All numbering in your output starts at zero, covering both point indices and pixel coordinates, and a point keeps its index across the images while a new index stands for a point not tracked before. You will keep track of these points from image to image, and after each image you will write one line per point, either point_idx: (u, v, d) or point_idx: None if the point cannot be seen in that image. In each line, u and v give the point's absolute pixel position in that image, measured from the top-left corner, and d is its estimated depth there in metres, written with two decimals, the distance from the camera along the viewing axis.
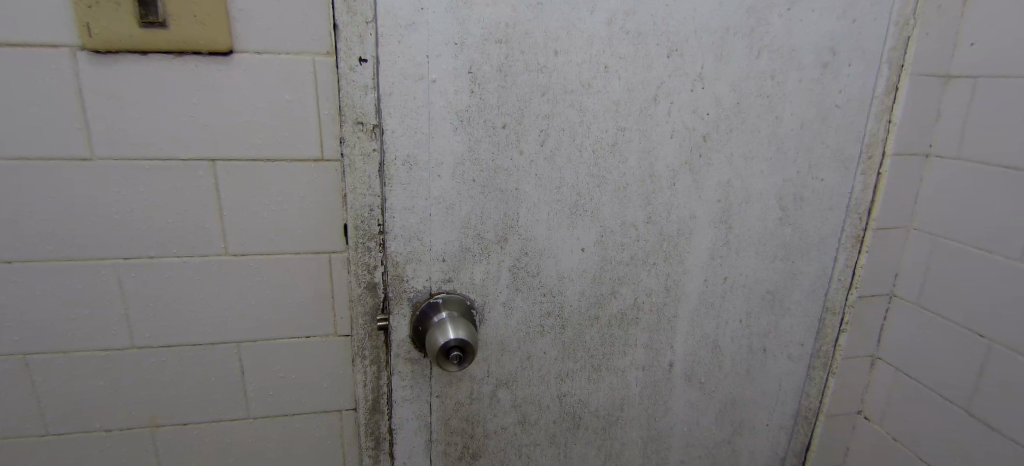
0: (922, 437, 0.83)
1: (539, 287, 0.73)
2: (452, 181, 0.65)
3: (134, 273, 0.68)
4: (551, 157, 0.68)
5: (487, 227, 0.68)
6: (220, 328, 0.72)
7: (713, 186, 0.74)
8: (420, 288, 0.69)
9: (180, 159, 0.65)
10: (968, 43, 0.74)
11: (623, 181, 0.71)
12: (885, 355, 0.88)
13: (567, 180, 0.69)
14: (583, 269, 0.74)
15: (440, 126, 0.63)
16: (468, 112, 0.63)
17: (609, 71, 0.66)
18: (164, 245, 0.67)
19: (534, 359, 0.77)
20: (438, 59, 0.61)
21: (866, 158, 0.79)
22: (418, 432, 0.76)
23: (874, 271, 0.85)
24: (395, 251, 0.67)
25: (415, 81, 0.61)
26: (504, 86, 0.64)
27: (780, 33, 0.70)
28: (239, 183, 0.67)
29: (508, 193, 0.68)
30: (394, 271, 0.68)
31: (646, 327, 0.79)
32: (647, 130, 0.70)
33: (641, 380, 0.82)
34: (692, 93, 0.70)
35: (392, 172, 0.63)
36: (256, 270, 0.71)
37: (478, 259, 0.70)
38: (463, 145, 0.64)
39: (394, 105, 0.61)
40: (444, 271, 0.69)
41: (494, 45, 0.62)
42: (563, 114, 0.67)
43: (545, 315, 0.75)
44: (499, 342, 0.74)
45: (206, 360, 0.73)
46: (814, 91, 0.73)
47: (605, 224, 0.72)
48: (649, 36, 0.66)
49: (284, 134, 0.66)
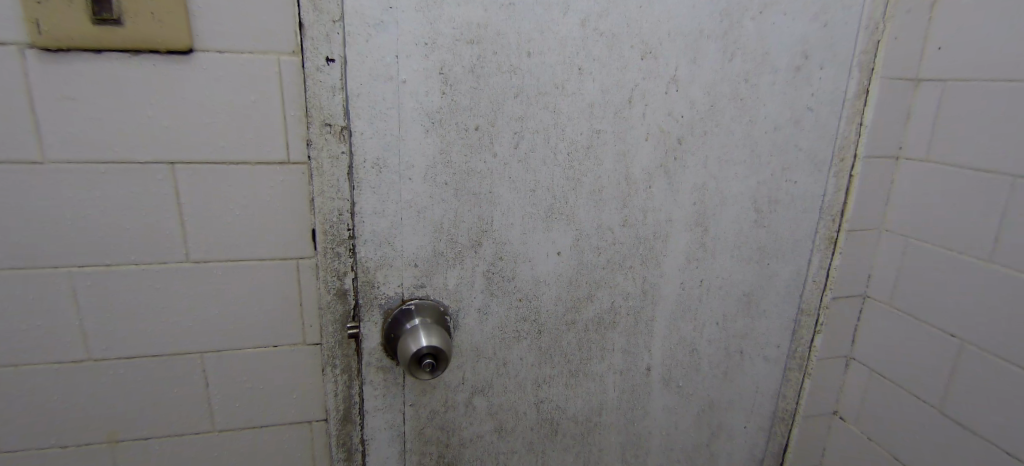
0: (899, 437, 0.83)
1: (515, 292, 0.72)
2: (424, 184, 0.64)
3: (89, 282, 0.65)
4: (526, 159, 0.67)
5: (461, 231, 0.67)
6: (184, 338, 0.69)
7: (688, 189, 0.74)
8: (392, 295, 0.67)
9: (137, 161, 0.62)
10: (937, 47, 0.75)
11: (598, 184, 0.70)
12: (860, 355, 0.89)
13: (541, 183, 0.68)
14: (559, 273, 0.73)
15: (410, 129, 0.61)
16: (440, 114, 0.62)
17: (583, 73, 0.66)
18: (122, 252, 0.64)
19: (511, 365, 0.75)
20: (408, 59, 0.59)
21: (839, 161, 0.80)
22: (391, 442, 0.74)
23: (847, 272, 0.85)
24: (366, 257, 0.65)
25: (385, 81, 0.59)
26: (476, 87, 0.63)
27: (754, 36, 0.70)
28: (201, 187, 0.64)
29: (481, 196, 0.66)
30: (364, 278, 0.66)
31: (624, 330, 0.79)
32: (623, 133, 0.69)
33: (619, 384, 0.82)
34: (667, 96, 0.69)
35: (362, 175, 0.62)
36: (220, 278, 0.68)
37: (452, 264, 0.68)
38: (435, 147, 0.63)
39: (363, 106, 0.59)
40: (417, 277, 0.68)
41: (466, 46, 0.61)
42: (537, 116, 0.66)
43: (521, 321, 0.73)
44: (474, 348, 0.73)
45: (168, 372, 0.70)
46: (788, 93, 0.74)
47: (581, 227, 0.72)
48: (624, 38, 0.66)
49: (248, 136, 0.64)
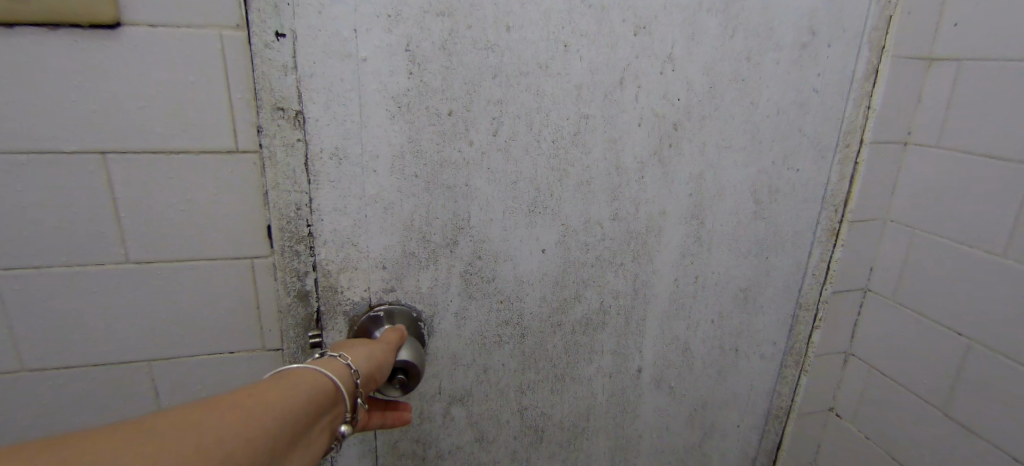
0: (897, 440, 0.79)
1: (496, 294, 0.65)
2: (390, 177, 0.56)
3: (5, 296, 0.54)
4: (506, 148, 0.60)
5: (434, 229, 0.60)
6: (126, 354, 0.59)
7: (684, 178, 0.70)
8: (358, 300, 0.61)
9: (56, 154, 0.51)
10: (951, 23, 0.67)
11: (586, 175, 0.65)
12: (859, 352, 0.83)
13: (523, 173, 0.62)
14: (543, 273, 0.67)
15: (373, 114, 0.54)
16: (407, 97, 0.54)
17: (570, 51, 0.59)
18: (44, 258, 0.54)
19: (491, 373, 0.69)
20: (368, 34, 0.52)
21: (843, 147, 0.74)
22: (361, 457, 0.68)
23: (850, 267, 0.80)
24: (325, 259, 0.58)
25: (341, 59, 0.52)
26: (449, 67, 0.55)
27: (756, 10, 0.64)
28: (134, 183, 0.53)
29: (456, 189, 0.59)
30: (326, 282, 0.59)
31: (613, 331, 0.73)
32: (613, 117, 0.64)
33: (608, 388, 0.76)
34: (661, 76, 0.64)
35: (319, 167, 0.54)
36: (164, 289, 0.58)
37: (424, 266, 0.61)
38: (402, 135, 0.55)
39: (316, 88, 0.52)
40: (385, 281, 0.60)
41: (437, 19, 0.53)
42: (519, 99, 0.59)
43: (503, 325, 0.67)
44: (451, 356, 0.66)
45: (109, 391, 0.60)
46: (790, 74, 0.69)
47: (568, 221, 0.66)
48: (616, 12, 0.60)
49: (188, 124, 0.52)
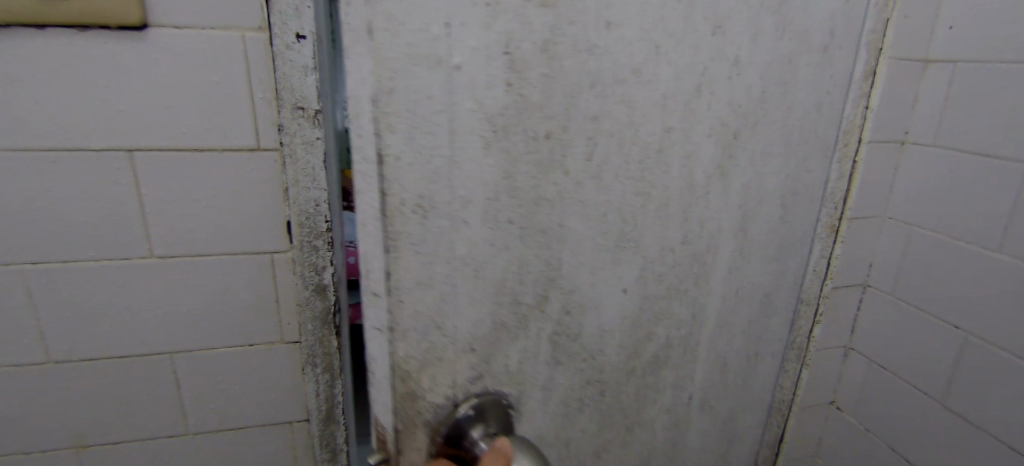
0: (890, 419, 0.85)
1: (582, 352, 0.54)
2: (485, 229, 0.44)
3: (42, 280, 0.59)
4: (600, 175, 0.48)
5: (527, 288, 0.48)
6: (154, 338, 0.64)
7: (738, 190, 0.64)
8: (440, 403, 0.47)
9: (92, 149, 0.56)
10: (946, 27, 0.72)
11: (665, 197, 0.55)
12: (858, 346, 0.90)
13: (613, 203, 0.50)
14: (623, 318, 0.57)
15: (468, 145, 0.41)
16: (504, 118, 0.42)
17: (660, 53, 0.49)
18: (78, 250, 0.59)
19: (572, 443, 0.59)
20: (463, 31, 0.38)
21: (843, 145, 0.75)
22: None
23: (849, 263, 0.84)
24: (405, 353, 0.44)
25: (431, 68, 0.37)
26: (550, 75, 0.43)
27: (800, 9, 0.60)
28: (163, 174, 0.58)
29: (551, 233, 0.47)
30: (402, 379, 0.45)
31: (675, 365, 0.66)
32: (690, 128, 0.55)
33: (667, 425, 0.69)
34: (730, 81, 0.57)
35: (400, 227, 0.40)
36: (188, 274, 0.63)
37: (516, 335, 0.49)
38: (498, 172, 0.43)
39: (401, 113, 0.37)
40: (473, 367, 0.48)
41: (540, 10, 0.40)
42: (613, 114, 0.47)
43: (586, 385, 0.56)
44: (535, 434, 0.55)
45: (134, 376, 0.65)
46: (817, 76, 0.66)
47: (648, 253, 0.56)
48: (699, 5, 0.50)
49: (214, 120, 0.58)
